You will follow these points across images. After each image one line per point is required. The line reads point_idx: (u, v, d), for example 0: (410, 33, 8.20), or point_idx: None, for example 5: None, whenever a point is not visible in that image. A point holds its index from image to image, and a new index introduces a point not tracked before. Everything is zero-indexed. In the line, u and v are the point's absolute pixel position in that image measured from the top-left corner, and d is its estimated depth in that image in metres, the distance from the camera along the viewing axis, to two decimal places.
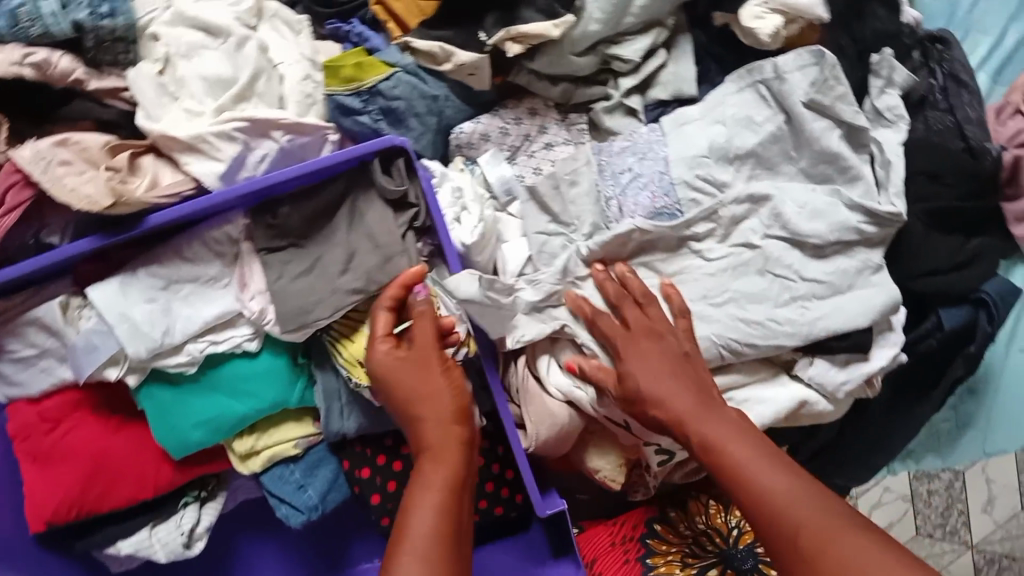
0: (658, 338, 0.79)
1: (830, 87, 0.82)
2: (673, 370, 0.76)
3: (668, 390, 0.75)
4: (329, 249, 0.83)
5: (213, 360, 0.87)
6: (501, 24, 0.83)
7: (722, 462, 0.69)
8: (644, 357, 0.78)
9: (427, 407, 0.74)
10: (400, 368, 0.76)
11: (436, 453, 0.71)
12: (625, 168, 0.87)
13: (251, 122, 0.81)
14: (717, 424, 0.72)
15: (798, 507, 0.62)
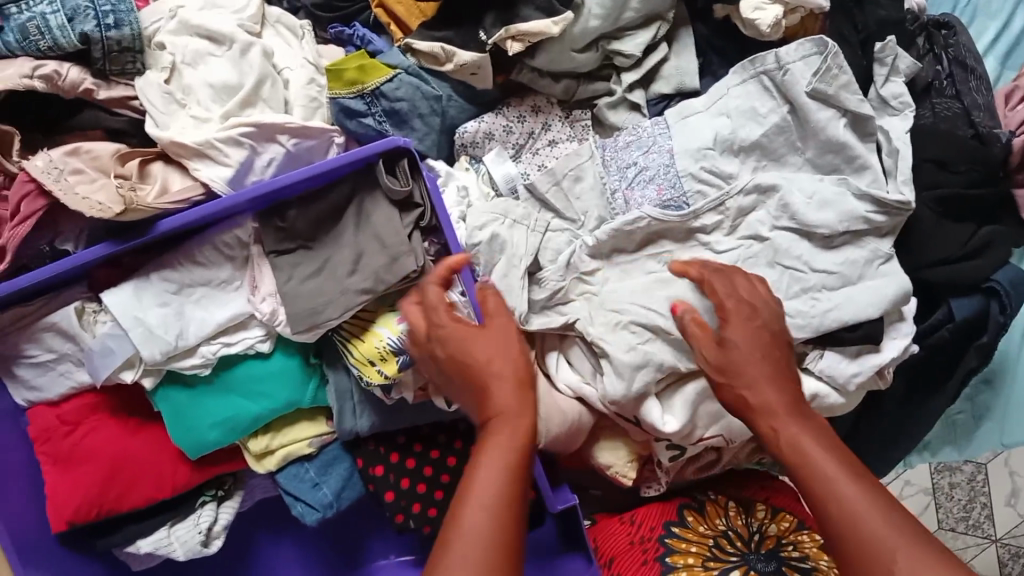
0: (753, 332, 0.71)
1: (832, 76, 0.80)
2: (764, 356, 0.69)
3: (766, 378, 0.68)
4: (337, 250, 0.84)
5: (227, 362, 0.89)
6: (501, 23, 0.83)
7: (816, 482, 0.62)
8: (751, 344, 0.70)
9: (495, 373, 0.67)
10: (460, 331, 0.70)
11: (501, 423, 0.64)
12: (630, 162, 0.87)
13: (257, 128, 0.83)
14: (819, 448, 0.64)
15: (867, 514, 0.59)
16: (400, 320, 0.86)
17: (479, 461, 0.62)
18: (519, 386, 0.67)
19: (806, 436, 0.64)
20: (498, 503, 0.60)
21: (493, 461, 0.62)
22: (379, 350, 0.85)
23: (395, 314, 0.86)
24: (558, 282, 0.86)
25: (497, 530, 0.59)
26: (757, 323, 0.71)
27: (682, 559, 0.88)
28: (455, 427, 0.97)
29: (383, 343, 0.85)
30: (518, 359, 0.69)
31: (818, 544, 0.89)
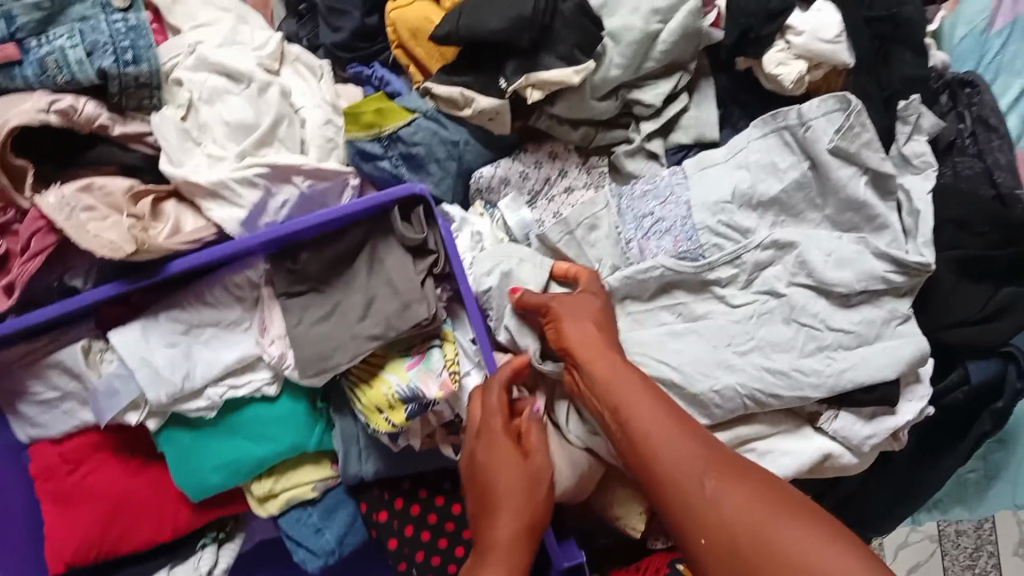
0: (592, 337, 0.74)
1: (854, 134, 0.79)
2: (590, 334, 0.75)
3: (589, 341, 0.74)
4: (348, 294, 0.84)
5: (233, 404, 0.87)
6: (520, 72, 0.82)
7: (652, 459, 0.63)
8: (575, 314, 0.77)
9: (501, 501, 0.73)
10: (485, 455, 0.75)
11: (497, 551, 0.70)
12: (647, 211, 0.86)
13: (271, 168, 0.82)
14: (644, 416, 0.65)
15: (725, 505, 0.58)
16: (410, 367, 0.84)
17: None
18: (528, 516, 0.73)
19: (624, 390, 0.68)
20: None
21: None
22: (386, 398, 0.83)
23: (405, 359, 0.85)
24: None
25: None
26: (587, 319, 0.76)
27: None
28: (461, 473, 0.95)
29: (392, 391, 0.83)
30: (532, 487, 0.74)
31: None
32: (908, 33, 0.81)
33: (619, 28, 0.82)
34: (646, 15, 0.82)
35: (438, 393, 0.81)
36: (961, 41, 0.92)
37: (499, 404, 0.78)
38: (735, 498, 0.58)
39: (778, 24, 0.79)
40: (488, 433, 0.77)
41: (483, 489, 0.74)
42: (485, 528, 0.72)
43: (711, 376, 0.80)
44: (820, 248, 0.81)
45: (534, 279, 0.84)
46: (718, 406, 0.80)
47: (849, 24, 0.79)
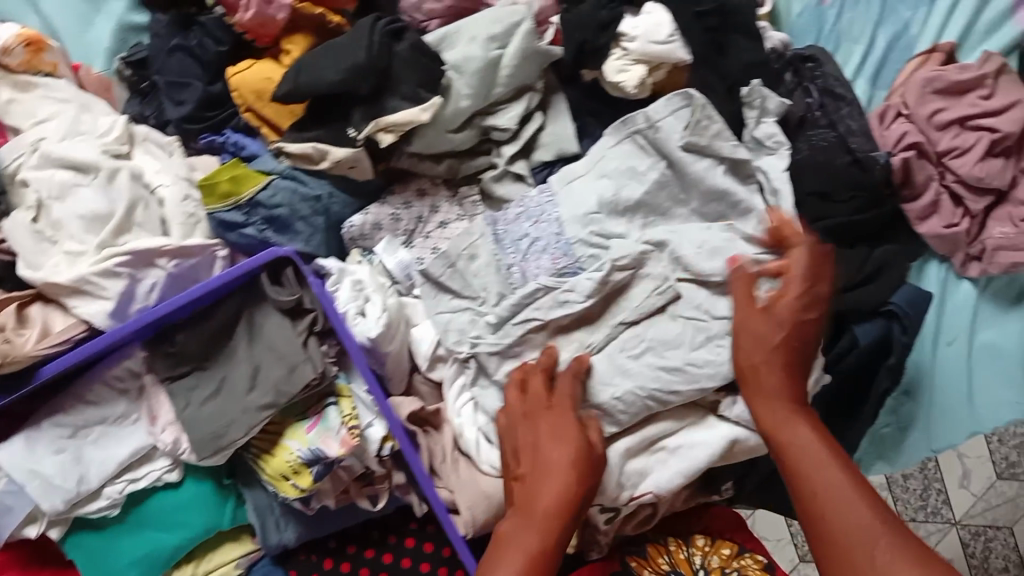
0: (768, 356, 0.76)
1: (703, 127, 0.81)
2: (768, 361, 0.75)
3: (776, 364, 0.75)
4: (233, 367, 0.82)
5: (135, 498, 0.85)
6: (368, 117, 0.81)
7: (810, 487, 0.69)
8: (753, 337, 0.77)
9: (547, 468, 0.75)
10: (525, 429, 0.79)
11: (537, 514, 0.73)
12: (521, 233, 0.87)
13: (133, 255, 0.80)
14: (810, 459, 0.70)
15: (850, 512, 0.66)
16: (309, 429, 0.83)
17: (512, 538, 0.72)
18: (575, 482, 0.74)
19: (802, 433, 0.72)
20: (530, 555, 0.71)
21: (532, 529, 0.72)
22: (290, 464, 0.82)
23: (303, 423, 0.84)
24: (492, 351, 0.84)
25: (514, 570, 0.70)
26: (775, 335, 0.76)
27: None
28: (387, 521, 0.93)
29: (294, 457, 0.82)
30: (586, 473, 0.75)
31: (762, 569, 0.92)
32: (739, 20, 0.83)
33: (460, 60, 0.82)
34: (483, 43, 0.82)
35: (340, 450, 0.80)
36: (800, 16, 0.96)
37: (538, 380, 0.81)
38: (893, 564, 0.62)
39: (610, 32, 0.80)
40: (532, 412, 0.79)
41: (530, 457, 0.77)
42: (523, 488, 0.76)
43: (611, 384, 0.81)
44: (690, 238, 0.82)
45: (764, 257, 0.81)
46: (621, 411, 0.80)
47: (681, 22, 0.80)
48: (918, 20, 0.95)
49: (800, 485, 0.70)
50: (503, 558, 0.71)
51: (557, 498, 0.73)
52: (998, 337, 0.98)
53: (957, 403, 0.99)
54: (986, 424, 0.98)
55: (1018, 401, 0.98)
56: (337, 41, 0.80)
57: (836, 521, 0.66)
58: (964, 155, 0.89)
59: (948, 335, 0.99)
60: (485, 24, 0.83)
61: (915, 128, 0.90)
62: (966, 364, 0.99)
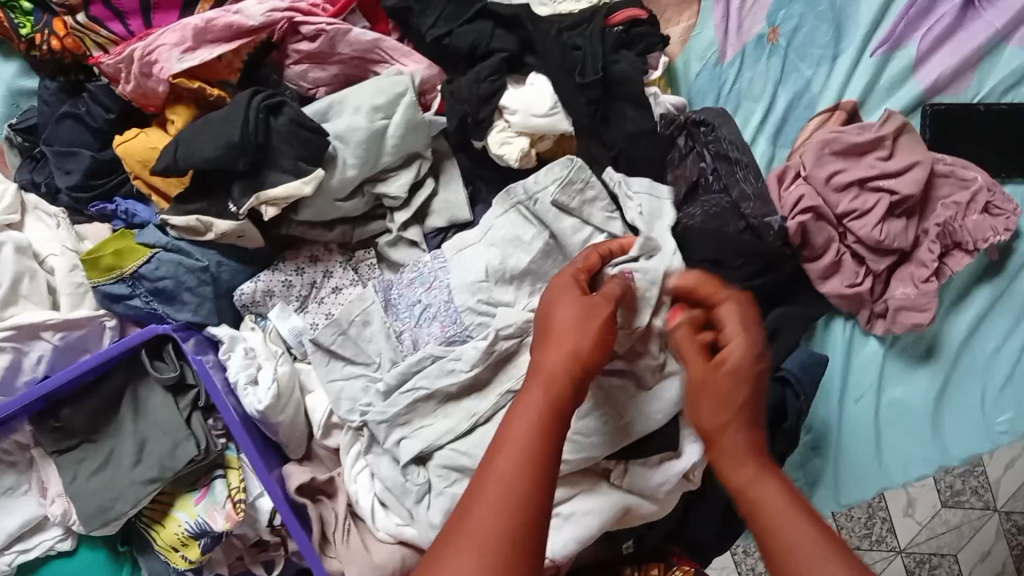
0: (726, 417, 0.61)
1: (575, 188, 0.82)
2: (734, 415, 0.60)
3: (732, 418, 0.60)
4: (120, 440, 0.82)
5: (28, 567, 0.86)
6: (249, 190, 0.81)
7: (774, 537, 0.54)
8: (712, 392, 0.61)
9: (556, 330, 0.60)
10: (562, 290, 0.63)
11: (542, 379, 0.57)
12: (414, 299, 0.86)
13: (17, 329, 0.80)
14: (781, 509, 0.55)
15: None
16: (197, 501, 0.83)
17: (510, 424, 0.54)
18: (589, 351, 0.58)
19: (768, 488, 0.57)
20: (519, 469, 0.51)
21: (532, 408, 0.55)
22: (178, 537, 0.82)
23: (192, 494, 0.84)
24: (379, 421, 0.84)
25: (500, 490, 0.50)
26: (733, 401, 0.61)
27: None
28: None
29: (182, 529, 0.82)
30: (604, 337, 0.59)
31: None
32: (625, 89, 0.81)
33: (344, 130, 0.82)
34: (367, 113, 0.82)
35: (224, 525, 0.81)
36: (699, 77, 0.94)
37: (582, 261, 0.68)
38: None
39: (492, 104, 0.80)
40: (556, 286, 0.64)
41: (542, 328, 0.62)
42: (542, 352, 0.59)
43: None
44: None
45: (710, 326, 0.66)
46: None
47: (562, 96, 0.80)
48: (819, 80, 0.93)
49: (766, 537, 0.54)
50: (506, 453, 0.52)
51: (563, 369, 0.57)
52: (904, 394, 0.98)
53: (866, 459, 0.98)
54: (895, 479, 0.98)
55: (926, 458, 0.98)
56: (215, 115, 0.79)
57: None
58: (864, 216, 0.88)
59: (855, 393, 0.98)
60: (369, 93, 0.82)
61: (812, 190, 0.88)
62: (874, 422, 0.98)
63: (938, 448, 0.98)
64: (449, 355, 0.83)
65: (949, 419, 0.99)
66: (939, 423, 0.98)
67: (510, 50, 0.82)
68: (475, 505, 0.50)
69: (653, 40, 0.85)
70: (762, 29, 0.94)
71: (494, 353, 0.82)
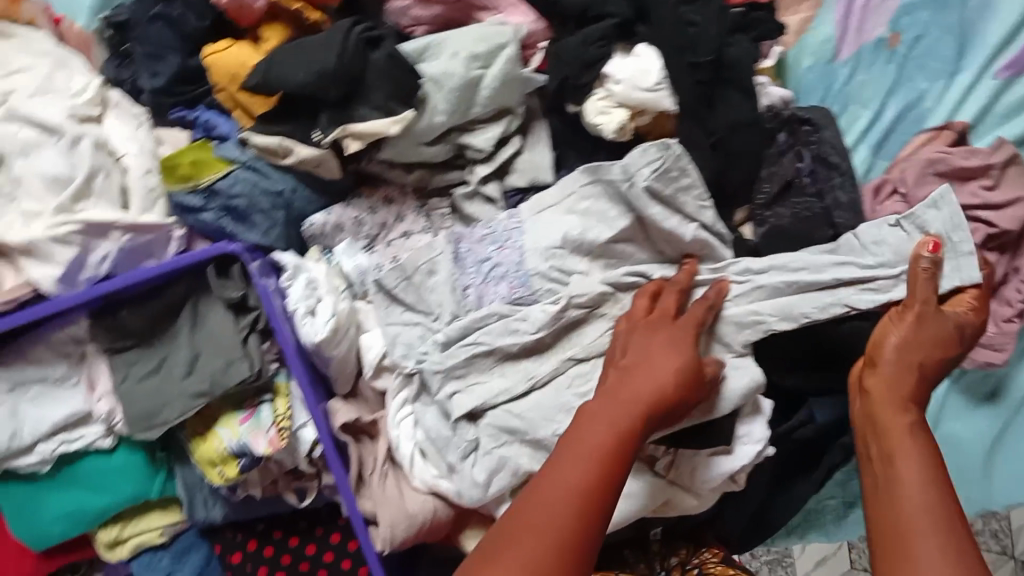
0: (904, 361, 0.70)
1: (671, 178, 0.78)
2: (905, 380, 0.70)
3: (891, 408, 0.69)
4: (174, 350, 0.83)
5: (68, 458, 0.87)
6: (335, 123, 0.79)
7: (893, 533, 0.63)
8: (922, 334, 0.71)
9: (645, 367, 0.67)
10: (665, 342, 0.70)
11: (622, 400, 0.64)
12: (484, 256, 0.84)
13: (86, 225, 0.80)
14: (914, 492, 0.64)
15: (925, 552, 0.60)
16: (241, 421, 0.84)
17: (588, 420, 0.62)
18: (668, 391, 0.65)
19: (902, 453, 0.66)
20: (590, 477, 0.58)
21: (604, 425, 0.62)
22: (218, 453, 0.84)
23: (237, 414, 0.84)
24: (435, 369, 0.83)
25: (572, 486, 0.58)
26: (893, 347, 0.71)
27: None
28: (317, 513, 0.95)
29: (223, 446, 0.83)
30: (689, 385, 0.67)
31: (722, 560, 0.95)
32: (734, 74, 0.78)
33: (439, 74, 0.79)
34: (465, 61, 0.79)
35: (266, 450, 0.81)
36: (809, 71, 0.92)
37: (670, 303, 0.75)
38: None
39: (594, 72, 0.77)
40: (651, 319, 0.73)
41: (634, 356, 0.69)
42: (625, 383, 0.65)
43: (552, 421, 0.78)
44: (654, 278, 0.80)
45: (964, 274, 0.73)
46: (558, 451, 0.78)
47: (673, 70, 0.76)
48: (934, 93, 0.88)
49: (878, 509, 0.65)
50: (574, 462, 0.59)
51: (634, 401, 0.64)
52: (961, 430, 0.96)
53: None
54: None
55: (968, 498, 0.97)
56: (313, 40, 0.77)
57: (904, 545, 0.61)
58: None
59: None
60: (470, 40, 0.80)
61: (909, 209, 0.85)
62: None
63: (984, 493, 0.97)
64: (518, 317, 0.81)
65: (1001, 471, 0.96)
66: (990, 470, 0.96)
67: (623, 15, 0.77)
68: (537, 497, 0.58)
69: (769, 27, 0.81)
70: (884, 32, 0.90)
71: (561, 320, 0.81)
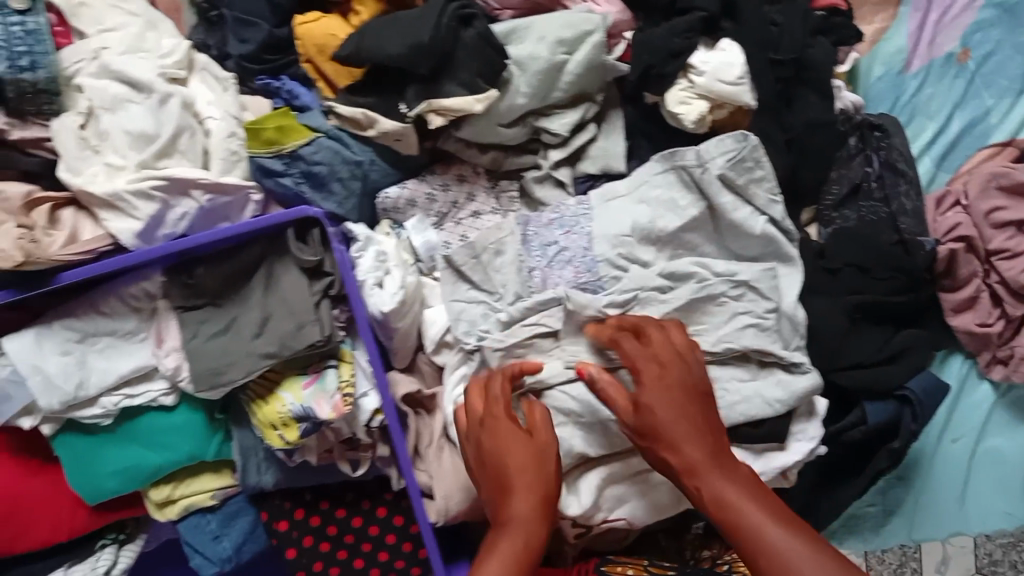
0: (660, 419, 0.68)
1: (746, 168, 0.80)
2: (678, 420, 0.68)
3: (684, 436, 0.67)
4: (245, 310, 0.84)
5: (128, 413, 0.88)
6: (422, 96, 0.81)
7: (762, 560, 0.61)
8: (649, 413, 0.69)
9: (512, 476, 0.72)
10: (521, 454, 0.73)
11: (515, 497, 0.71)
12: (551, 240, 0.86)
13: (169, 181, 0.82)
14: (743, 499, 0.65)
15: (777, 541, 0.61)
16: (305, 386, 0.85)
17: (491, 546, 0.68)
18: (535, 492, 0.71)
19: (729, 492, 0.65)
20: None
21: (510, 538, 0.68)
22: (280, 416, 0.84)
23: (301, 378, 0.85)
24: (496, 347, 0.84)
25: None
26: (662, 405, 0.69)
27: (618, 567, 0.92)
28: (366, 486, 0.97)
29: (285, 409, 0.84)
30: (543, 479, 0.72)
31: None
32: (815, 75, 0.81)
33: (525, 57, 0.81)
34: (551, 45, 0.81)
35: (331, 414, 0.82)
36: (879, 81, 0.92)
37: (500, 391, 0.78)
38: None
39: (680, 61, 0.78)
40: (491, 418, 0.76)
41: (490, 471, 0.73)
42: (506, 506, 0.71)
43: (610, 405, 0.80)
44: (717, 272, 0.81)
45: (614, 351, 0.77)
46: (615, 434, 0.80)
47: (754, 67, 0.79)
48: (999, 110, 0.91)
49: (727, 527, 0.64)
50: None
51: (524, 511, 0.70)
52: (1007, 445, 0.97)
53: (948, 501, 0.97)
54: (971, 527, 0.98)
55: (1009, 512, 0.98)
56: (407, 15, 0.79)
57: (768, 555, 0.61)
58: (1015, 258, 0.86)
59: (955, 432, 0.97)
60: (557, 26, 0.82)
61: (969, 220, 0.87)
62: (967, 463, 0.97)
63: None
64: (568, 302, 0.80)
65: None
66: None
67: (710, 10, 0.79)
68: None
69: (847, 33, 0.83)
70: (954, 48, 0.92)
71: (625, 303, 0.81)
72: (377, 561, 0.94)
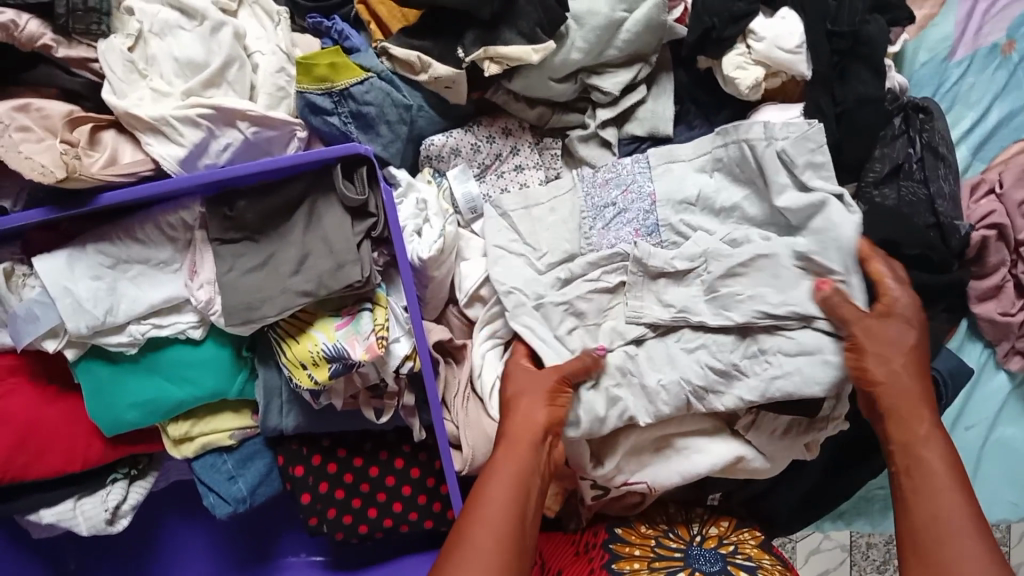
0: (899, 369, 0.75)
1: (805, 145, 0.79)
2: (902, 370, 0.75)
3: (907, 391, 0.75)
4: (284, 248, 0.82)
5: (155, 343, 0.87)
6: (479, 43, 0.80)
7: (919, 500, 0.71)
8: (879, 338, 0.75)
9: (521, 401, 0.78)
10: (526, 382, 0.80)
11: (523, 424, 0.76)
12: (609, 201, 0.86)
13: (217, 110, 0.79)
14: (933, 462, 0.72)
15: (944, 511, 0.69)
16: (337, 327, 0.83)
17: (499, 463, 0.73)
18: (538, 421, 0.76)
19: (924, 455, 0.73)
20: (503, 507, 0.70)
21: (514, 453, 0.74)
22: (311, 355, 0.82)
23: (334, 319, 0.84)
24: (557, 305, 0.84)
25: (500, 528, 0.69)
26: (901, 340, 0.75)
27: (626, 548, 0.91)
28: (383, 437, 0.95)
29: (318, 349, 0.82)
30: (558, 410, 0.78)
31: (758, 544, 0.92)
32: (868, 51, 0.81)
33: (584, 11, 0.82)
34: (611, 3, 0.82)
35: (364, 355, 0.80)
36: (924, 66, 0.94)
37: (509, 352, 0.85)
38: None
39: (740, 26, 0.80)
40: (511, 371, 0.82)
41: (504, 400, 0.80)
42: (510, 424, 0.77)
43: (661, 370, 0.81)
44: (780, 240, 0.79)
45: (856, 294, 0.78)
46: (664, 401, 0.80)
47: (811, 37, 0.81)
48: None
49: (907, 482, 0.72)
50: (487, 506, 0.70)
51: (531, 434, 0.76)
52: (1015, 436, 0.99)
53: None
54: None
55: (1013, 502, 1.00)
56: None
57: (938, 511, 0.69)
58: None
59: (969, 420, 0.99)
60: None
61: (1003, 209, 0.88)
62: (978, 450, 0.99)
63: None
64: (633, 251, 0.82)
65: None
66: None
67: None
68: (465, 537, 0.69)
69: (901, 14, 0.84)
70: (999, 39, 0.94)
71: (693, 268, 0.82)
72: (390, 512, 0.94)
